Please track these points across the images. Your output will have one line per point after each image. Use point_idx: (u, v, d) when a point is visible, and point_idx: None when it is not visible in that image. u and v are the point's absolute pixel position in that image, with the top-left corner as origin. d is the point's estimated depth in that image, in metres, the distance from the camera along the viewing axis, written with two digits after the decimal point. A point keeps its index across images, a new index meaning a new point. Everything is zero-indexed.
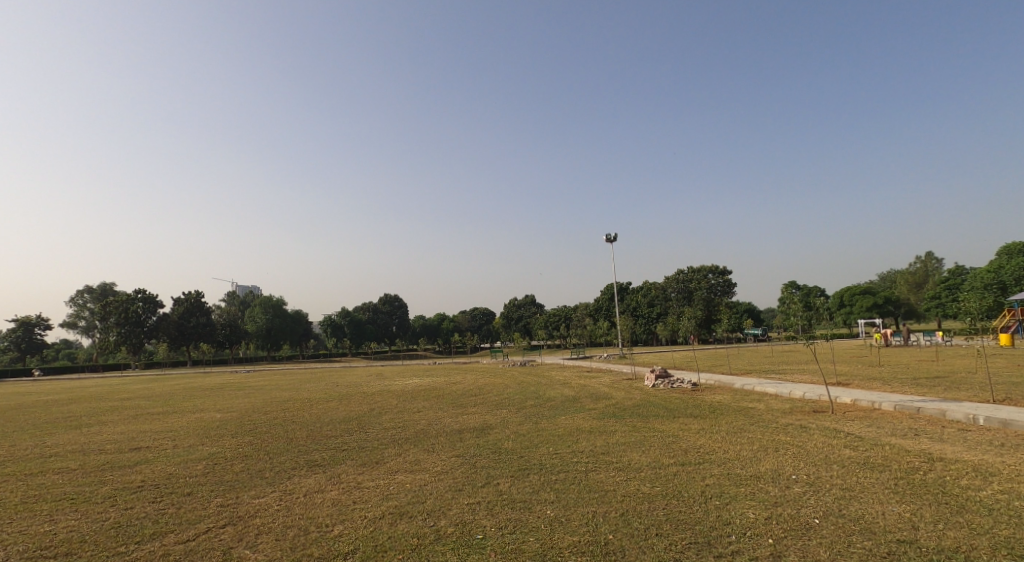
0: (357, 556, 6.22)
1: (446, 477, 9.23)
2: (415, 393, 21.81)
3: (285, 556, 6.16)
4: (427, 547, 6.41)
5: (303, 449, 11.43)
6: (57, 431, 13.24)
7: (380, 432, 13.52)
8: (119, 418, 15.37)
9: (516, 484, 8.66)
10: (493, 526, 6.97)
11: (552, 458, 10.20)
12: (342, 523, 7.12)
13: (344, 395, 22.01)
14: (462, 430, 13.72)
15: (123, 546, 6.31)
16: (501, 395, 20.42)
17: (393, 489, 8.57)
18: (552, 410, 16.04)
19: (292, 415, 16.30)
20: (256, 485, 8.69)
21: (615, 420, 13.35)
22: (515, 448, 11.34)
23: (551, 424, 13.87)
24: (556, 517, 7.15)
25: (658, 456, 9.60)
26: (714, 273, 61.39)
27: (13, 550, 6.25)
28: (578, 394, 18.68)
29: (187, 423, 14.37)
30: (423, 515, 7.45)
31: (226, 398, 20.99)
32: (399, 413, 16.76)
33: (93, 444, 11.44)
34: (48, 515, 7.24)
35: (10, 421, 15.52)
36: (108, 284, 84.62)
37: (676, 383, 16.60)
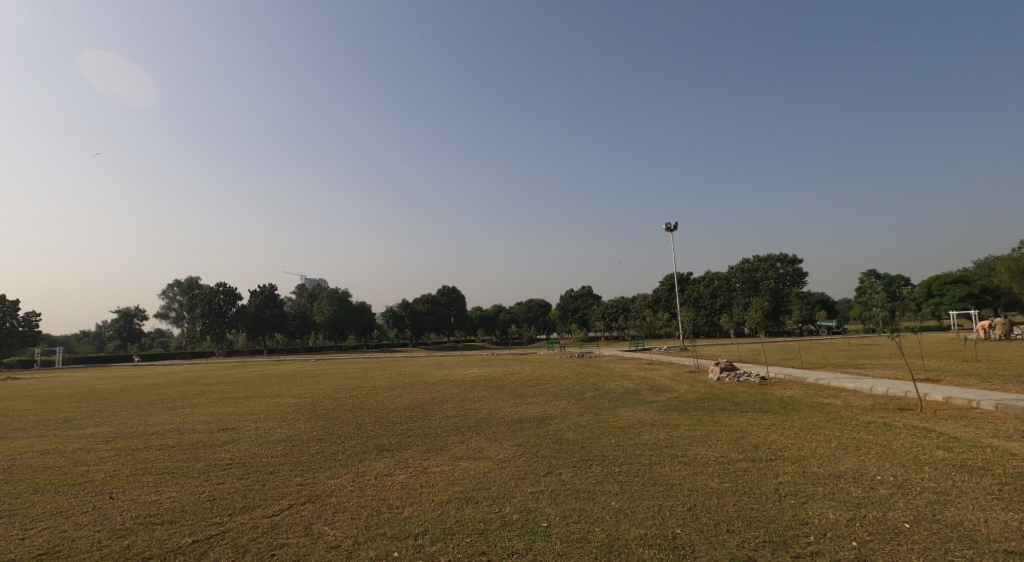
0: (427, 537, 6.42)
1: (510, 465, 9.34)
2: (476, 383, 22.16)
3: (361, 535, 6.43)
4: (493, 532, 6.53)
5: (372, 434, 11.88)
6: (153, 411, 14.42)
7: (443, 420, 13.82)
8: (208, 401, 16.60)
9: (579, 475, 8.64)
10: (558, 515, 7.01)
11: (614, 450, 10.11)
12: (411, 506, 7.34)
13: (407, 383, 22.69)
14: (523, 420, 13.84)
15: (218, 517, 6.79)
16: (561, 386, 20.41)
17: (458, 476, 8.77)
18: (612, 402, 15.90)
19: (361, 402, 17.00)
20: (331, 466, 9.12)
21: (678, 413, 13.10)
22: (576, 438, 11.32)
23: (613, 416, 13.74)
24: (621, 509, 7.10)
25: (727, 450, 9.31)
26: (783, 261, 58.85)
27: (127, 515, 6.86)
28: (638, 386, 18.43)
29: (265, 407, 15.25)
30: (489, 501, 7.59)
31: (299, 384, 22.13)
32: (460, 402, 17.13)
33: (184, 424, 12.34)
34: (153, 486, 7.91)
35: (118, 402, 17.15)
36: (194, 278, 90.61)
37: (743, 376, 16.07)
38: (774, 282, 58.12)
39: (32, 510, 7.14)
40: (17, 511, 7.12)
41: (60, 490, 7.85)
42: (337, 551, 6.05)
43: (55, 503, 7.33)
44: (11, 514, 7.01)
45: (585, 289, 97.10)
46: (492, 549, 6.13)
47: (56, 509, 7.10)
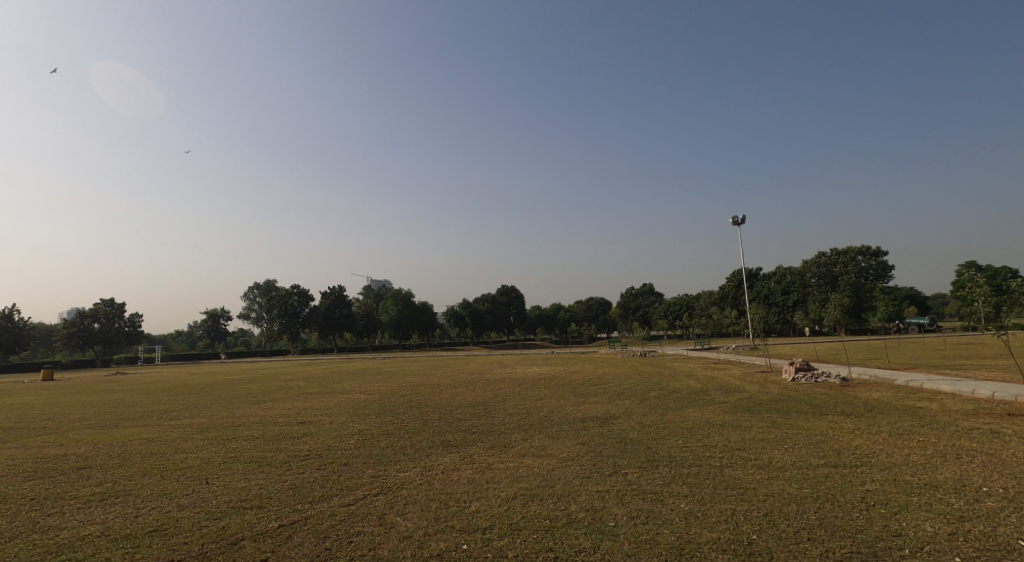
0: (495, 531, 6.48)
1: (574, 464, 9.27)
2: (537, 382, 22.16)
3: (430, 526, 6.57)
4: (560, 530, 6.49)
5: (437, 430, 12.12)
6: (239, 405, 15.38)
7: (506, 418, 13.92)
8: (286, 396, 17.52)
9: (645, 475, 8.46)
10: (625, 515, 6.89)
11: (683, 451, 9.82)
12: (478, 501, 7.44)
13: (471, 381, 23.06)
14: (586, 419, 13.71)
15: (299, 505, 7.13)
16: (624, 385, 20.06)
17: (523, 473, 8.78)
18: (678, 402, 15.48)
19: (426, 398, 17.38)
20: (400, 459, 9.38)
21: (750, 414, 12.57)
22: (641, 438, 11.10)
23: (679, 416, 13.39)
24: (691, 512, 6.89)
25: (806, 455, 8.84)
26: (864, 254, 55.44)
27: (221, 499, 7.34)
28: (706, 386, 17.85)
29: (337, 402, 15.91)
30: (553, 498, 7.56)
31: (369, 381, 22.94)
32: (523, 400, 17.21)
33: (265, 417, 13.04)
34: (242, 473, 8.43)
35: (208, 395, 18.45)
36: (271, 279, 95.91)
37: (821, 377, 15.17)
38: (855, 277, 54.98)
39: (142, 491, 7.77)
40: (129, 491, 7.76)
41: (163, 475, 8.50)
42: (409, 542, 6.20)
43: (160, 485, 7.96)
44: (124, 494, 7.65)
45: (646, 287, 95.10)
46: (560, 547, 6.10)
47: (161, 492, 7.70)
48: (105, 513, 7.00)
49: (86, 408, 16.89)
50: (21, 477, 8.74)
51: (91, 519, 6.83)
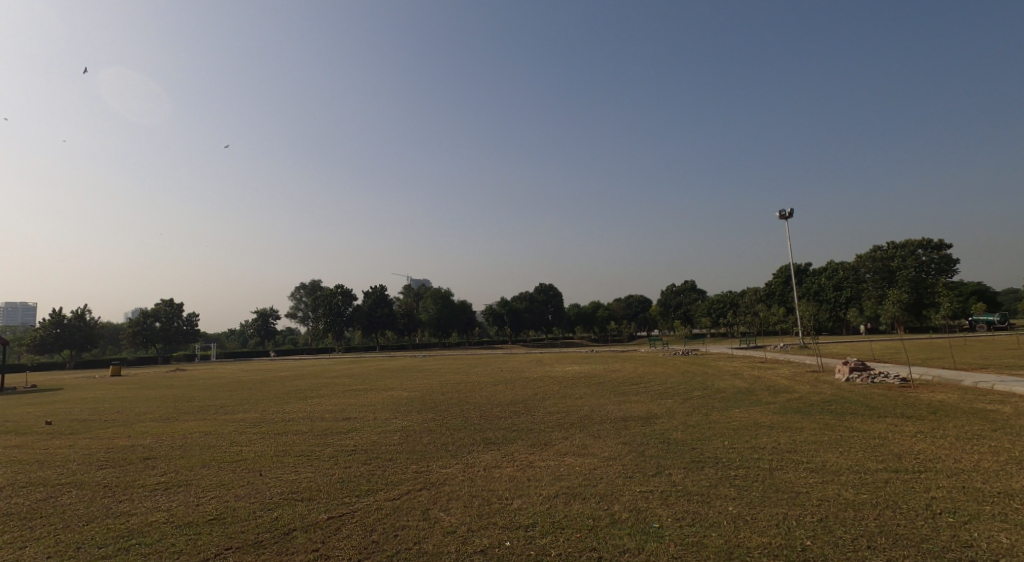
0: (538, 529, 6.43)
1: (616, 463, 9.12)
2: (577, 380, 21.99)
3: (473, 523, 6.56)
4: (604, 530, 6.38)
5: (478, 427, 12.17)
6: (287, 401, 15.83)
7: (546, 416, 13.84)
8: (331, 392, 17.93)
9: (691, 476, 8.24)
10: (669, 516, 6.72)
11: (730, 453, 9.53)
12: (520, 498, 7.40)
13: (510, 379, 23.05)
14: (627, 418, 13.51)
15: (347, 498, 7.26)
16: (666, 384, 19.68)
17: (564, 471, 8.71)
18: (723, 402, 15.09)
19: (466, 396, 17.51)
20: (443, 456, 9.45)
21: (801, 415, 12.11)
22: (686, 438, 10.86)
23: (725, 417, 13.02)
24: (740, 515, 6.66)
25: (862, 459, 8.42)
26: (925, 247, 52.21)
27: (273, 491, 7.54)
28: (752, 386, 17.31)
29: (379, 399, 16.19)
30: (596, 498, 7.44)
31: (410, 379, 23.26)
32: (563, 398, 17.10)
33: (313, 413, 13.39)
34: (293, 466, 8.66)
35: (257, 391, 19.08)
36: (316, 279, 98.59)
37: (877, 378, 14.48)
38: (914, 271, 52.09)
39: (202, 481, 8.08)
40: (191, 481, 8.08)
41: (220, 466, 8.83)
42: (453, 537, 6.21)
43: (218, 476, 8.26)
44: (187, 483, 7.97)
45: (688, 283, 93.01)
46: (603, 547, 5.99)
47: (220, 482, 7.98)
48: (166, 501, 7.29)
49: (147, 402, 17.75)
50: (93, 466, 9.22)
51: (157, 506, 7.13)
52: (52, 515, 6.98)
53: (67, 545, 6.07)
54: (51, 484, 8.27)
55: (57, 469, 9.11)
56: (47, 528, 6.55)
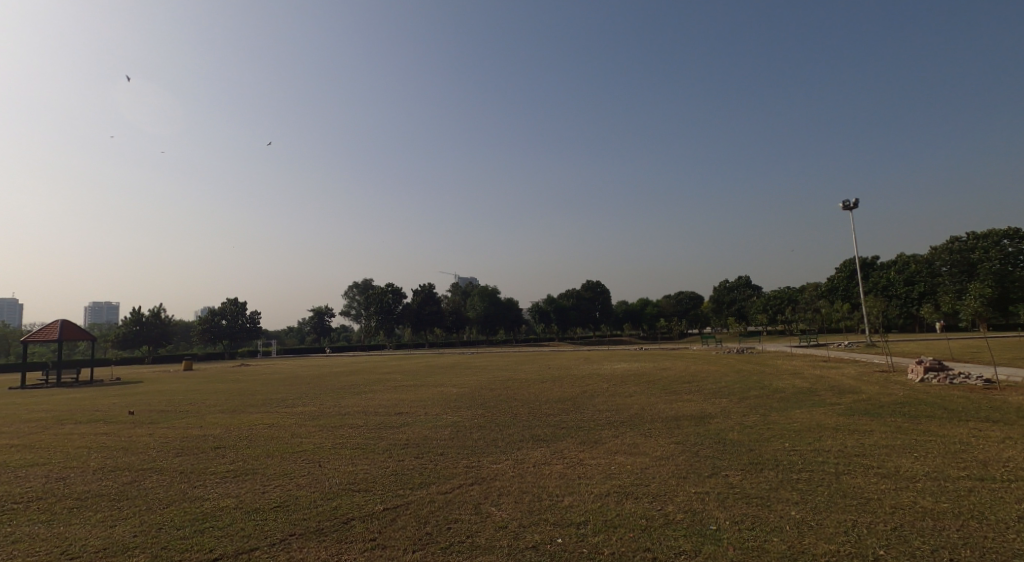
0: (589, 527, 6.30)
1: (669, 463, 8.85)
2: (627, 378, 21.61)
3: (524, 518, 6.50)
4: (658, 530, 6.19)
5: (528, 424, 12.11)
6: (342, 395, 16.26)
7: (597, 413, 13.65)
8: (383, 388, 18.30)
9: (750, 479, 7.90)
10: (727, 519, 6.46)
11: (791, 455, 9.08)
12: (571, 496, 7.29)
13: (558, 376, 22.93)
14: (680, 417, 13.13)
15: (402, 490, 7.35)
16: (720, 383, 19.05)
17: (616, 469, 8.53)
18: (783, 402, 14.44)
19: (514, 393, 17.49)
20: (492, 451, 9.45)
21: (869, 417, 11.43)
22: (743, 439, 10.45)
23: (785, 418, 12.45)
24: (805, 520, 6.32)
25: (941, 465, 7.84)
26: (1010, 238, 48.28)
27: (332, 481, 7.74)
28: (813, 386, 16.51)
29: (430, 394, 16.38)
30: (649, 498, 7.24)
31: (459, 375, 23.49)
32: (612, 396, 16.81)
33: (367, 407, 13.68)
34: (350, 458, 8.86)
35: (313, 386, 19.73)
36: (367, 279, 101.30)
37: (958, 378, 13.50)
38: (999, 264, 48.62)
39: (266, 470, 8.38)
40: (256, 469, 8.40)
41: (282, 456, 9.13)
42: (504, 532, 6.17)
43: (281, 466, 8.54)
44: (252, 472, 8.29)
45: (741, 280, 90.09)
46: (658, 548, 5.81)
47: (282, 471, 8.25)
48: (232, 488, 7.59)
49: (213, 395, 18.65)
50: (170, 453, 9.74)
51: (226, 492, 7.43)
52: (136, 497, 7.41)
53: (149, 526, 6.40)
54: (135, 468, 8.79)
55: (139, 455, 9.68)
56: (132, 509, 6.94)
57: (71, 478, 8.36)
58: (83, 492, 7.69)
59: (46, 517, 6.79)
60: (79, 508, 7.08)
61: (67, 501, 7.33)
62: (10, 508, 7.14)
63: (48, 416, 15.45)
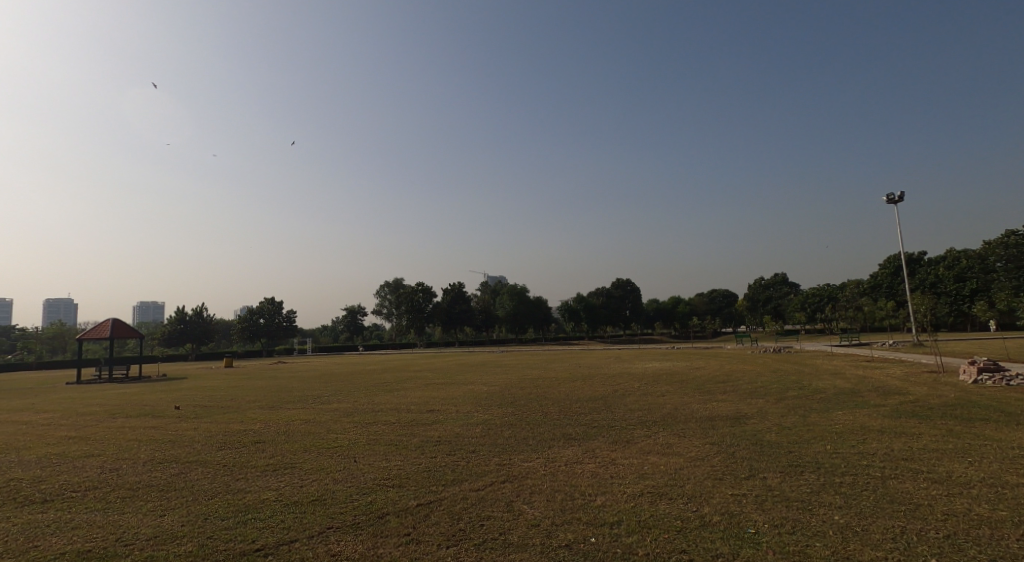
0: (623, 527, 6.19)
1: (705, 464, 8.65)
2: (659, 377, 21.27)
3: (557, 517, 6.43)
4: (693, 532, 6.04)
5: (558, 423, 12.01)
6: (374, 393, 16.46)
7: (629, 413, 13.47)
8: (414, 386, 18.44)
9: (789, 481, 7.64)
10: (766, 522, 6.26)
11: (833, 458, 8.76)
12: (603, 495, 7.19)
13: (589, 375, 22.72)
14: (715, 417, 12.84)
15: (435, 486, 7.38)
16: (756, 383, 18.58)
17: (649, 470, 8.37)
18: (823, 403, 13.97)
19: (545, 391, 17.41)
20: (524, 449, 9.41)
21: (915, 420, 10.94)
22: (781, 440, 10.15)
23: (825, 419, 12.03)
24: (849, 526, 6.07)
25: (996, 472, 7.44)
26: None
27: (367, 476, 7.82)
28: (855, 386, 15.92)
29: (461, 392, 16.45)
30: (683, 499, 7.08)
31: (489, 373, 23.52)
32: (644, 395, 16.57)
33: (400, 404, 13.81)
34: (383, 454, 8.95)
35: (347, 383, 20.03)
36: (398, 278, 102.53)
37: (1013, 380, 12.82)
38: None
39: (304, 464, 8.53)
40: (294, 464, 8.56)
41: (320, 451, 9.28)
42: (537, 530, 6.11)
43: (318, 461, 8.69)
44: (291, 466, 8.45)
45: (777, 276, 87.75)
46: (695, 549, 5.66)
47: (320, 466, 8.39)
48: (270, 482, 7.74)
49: (251, 392, 19.12)
50: (213, 447, 10.03)
51: (267, 485, 7.58)
52: (183, 488, 7.63)
53: (196, 516, 6.57)
54: (182, 461, 9.08)
55: (184, 448, 9.99)
56: (179, 500, 7.15)
57: (123, 469, 8.68)
58: (135, 482, 7.96)
59: (101, 506, 7.04)
60: (131, 497, 7.32)
61: (120, 491, 7.60)
62: (69, 496, 7.43)
63: (99, 410, 16.10)
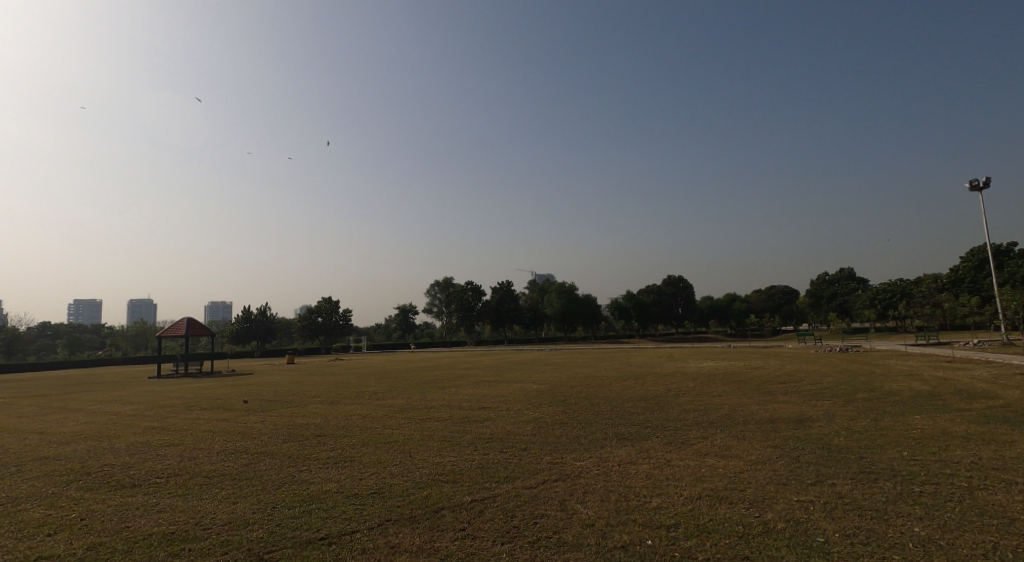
0: (682, 531, 5.90)
1: (767, 468, 8.18)
2: (716, 377, 20.50)
3: (612, 517, 6.21)
4: (757, 538, 5.69)
5: (611, 422, 11.71)
6: (427, 390, 16.61)
7: (685, 413, 13.00)
8: (466, 383, 18.51)
9: (862, 488, 7.11)
10: (837, 531, 5.82)
11: (912, 465, 8.10)
12: (660, 497, 6.90)
13: (642, 374, 22.18)
14: (778, 419, 12.19)
15: (488, 483, 7.29)
16: (821, 384, 17.58)
17: (707, 472, 8.00)
18: (897, 406, 13.02)
19: (597, 390, 17.09)
20: (576, 448, 9.19)
21: (1006, 426, 10.00)
22: (852, 445, 9.50)
23: (901, 423, 11.19)
24: (933, 539, 5.55)
25: None
26: None
27: (421, 471, 7.82)
28: (934, 389, 14.78)
29: (512, 390, 16.35)
30: (746, 503, 6.70)
31: (540, 371, 23.36)
32: (700, 395, 15.99)
33: (452, 401, 13.88)
34: (436, 450, 8.94)
35: (400, 380, 20.36)
36: (448, 278, 103.86)
37: None
38: None
39: (362, 458, 8.65)
40: (353, 457, 8.70)
41: (376, 446, 9.39)
42: (591, 530, 5.92)
43: (375, 455, 8.79)
44: (349, 459, 8.58)
45: (843, 272, 83.09)
46: (758, 557, 5.32)
47: (376, 460, 8.48)
48: (328, 474, 7.88)
49: (310, 388, 19.73)
50: (278, 439, 10.34)
51: (327, 477, 7.72)
52: (252, 478, 7.88)
53: (263, 504, 6.75)
54: (251, 452, 9.41)
55: (252, 440, 10.35)
56: (250, 489, 7.37)
57: (198, 458, 9.07)
58: (210, 470, 8.29)
59: (180, 492, 7.34)
60: (207, 485, 7.62)
61: (197, 478, 7.92)
62: (154, 481, 7.81)
63: (175, 403, 17.02)
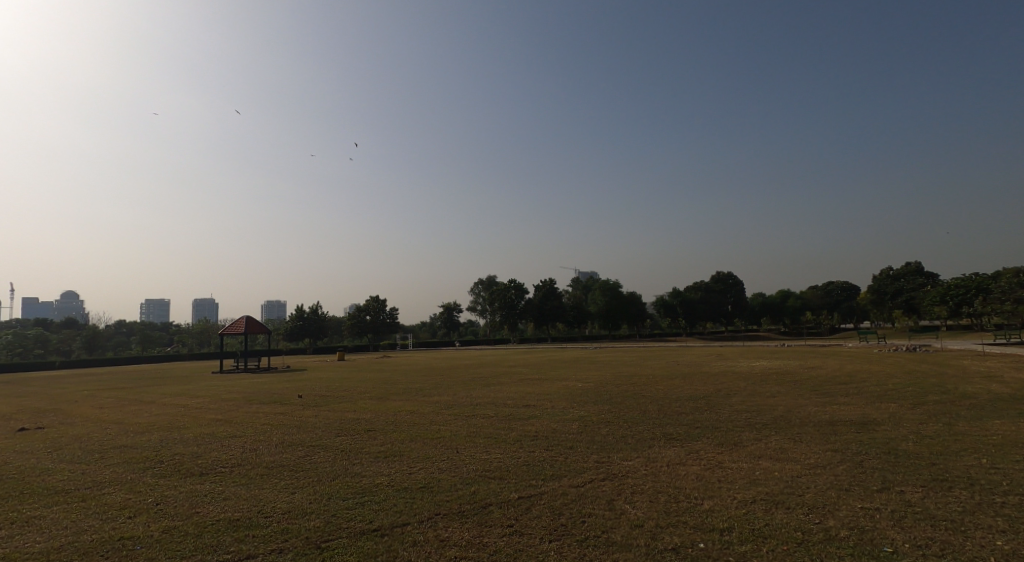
0: (736, 535, 5.66)
1: (828, 472, 7.77)
2: (770, 376, 19.74)
3: (661, 519, 6.04)
4: (818, 546, 5.40)
5: (660, 422, 11.43)
6: (472, 387, 16.70)
7: (738, 414, 12.55)
8: (510, 381, 18.52)
9: (935, 497, 6.65)
10: (906, 541, 5.46)
11: (991, 474, 7.51)
12: (712, 499, 6.65)
13: (690, 373, 21.61)
14: (838, 422, 11.60)
15: (534, 480, 7.23)
16: (885, 385, 16.63)
17: (761, 475, 7.67)
18: (971, 410, 12.15)
19: (644, 389, 16.76)
20: (623, 448, 9.00)
21: None
22: (921, 450, 8.93)
23: (976, 429, 10.43)
24: (1016, 554, 5.11)
25: None
26: None
27: (468, 467, 7.83)
28: (1014, 392, 13.71)
29: (558, 388, 16.24)
30: (804, 509, 6.37)
31: (586, 370, 23.12)
32: (753, 395, 15.42)
33: (497, 398, 13.92)
34: (482, 447, 8.94)
35: (446, 377, 20.61)
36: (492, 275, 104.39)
37: None
38: None
39: (410, 453, 8.74)
40: (401, 452, 8.81)
41: (424, 441, 9.49)
42: (641, 530, 5.77)
43: (423, 450, 8.88)
44: (398, 454, 8.69)
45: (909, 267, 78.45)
46: None
47: (424, 455, 8.56)
48: (377, 468, 7.99)
49: (360, 383, 20.23)
50: (331, 433, 10.62)
51: (378, 471, 7.85)
52: (308, 469, 8.10)
53: (318, 495, 6.93)
54: (306, 444, 9.69)
55: (307, 433, 10.66)
56: (306, 480, 7.58)
57: (259, 449, 9.41)
58: (269, 461, 8.58)
59: (243, 481, 7.63)
60: (267, 475, 7.89)
61: (258, 469, 8.22)
62: (219, 471, 8.15)
63: (235, 396, 17.79)
